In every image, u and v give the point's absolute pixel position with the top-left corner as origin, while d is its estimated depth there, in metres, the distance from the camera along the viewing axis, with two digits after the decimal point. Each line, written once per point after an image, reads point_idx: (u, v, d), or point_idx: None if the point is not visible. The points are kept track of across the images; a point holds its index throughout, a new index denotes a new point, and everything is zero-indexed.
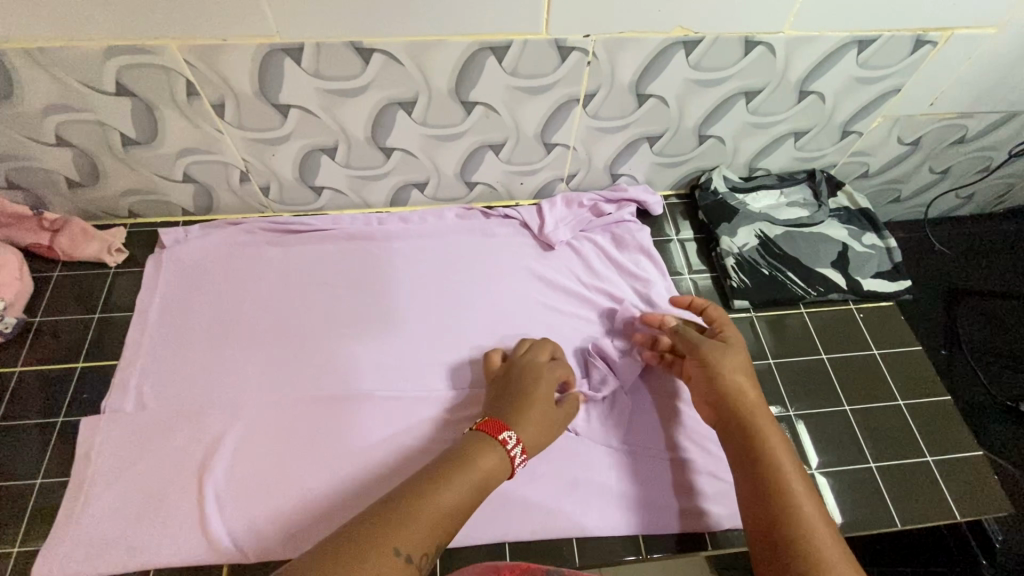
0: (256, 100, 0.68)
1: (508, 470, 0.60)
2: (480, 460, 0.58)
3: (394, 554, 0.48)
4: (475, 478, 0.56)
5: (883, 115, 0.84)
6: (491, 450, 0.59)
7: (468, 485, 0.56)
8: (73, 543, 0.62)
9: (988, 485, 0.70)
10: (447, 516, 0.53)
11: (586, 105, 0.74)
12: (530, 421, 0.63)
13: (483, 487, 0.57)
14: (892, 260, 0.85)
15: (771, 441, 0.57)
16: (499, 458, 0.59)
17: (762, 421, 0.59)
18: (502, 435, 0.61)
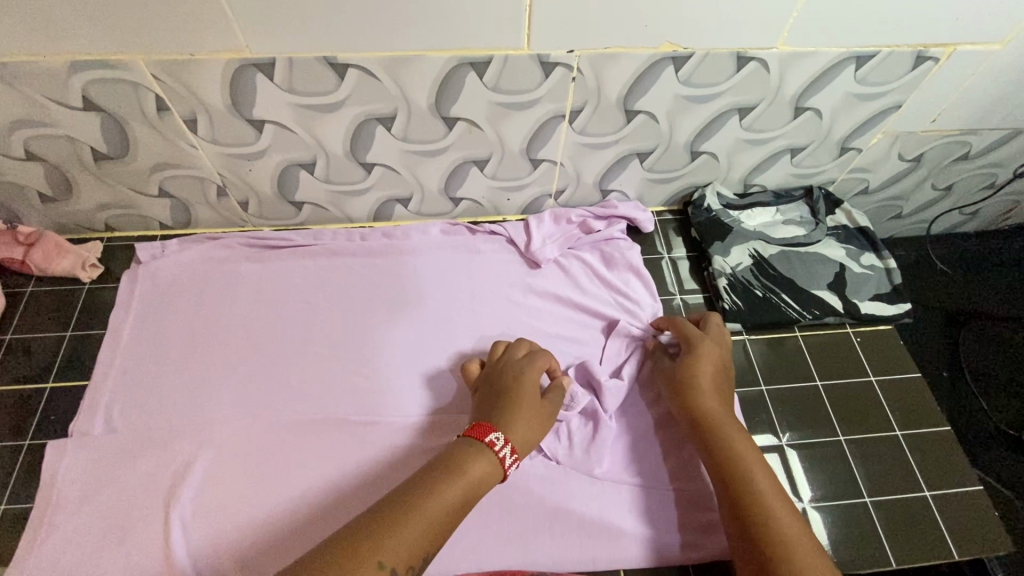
0: (229, 116, 0.66)
1: (499, 475, 0.58)
2: (468, 467, 0.56)
3: (379, 567, 0.46)
4: (464, 486, 0.54)
5: (883, 131, 0.81)
6: (480, 455, 0.57)
7: (456, 494, 0.53)
8: (33, 574, 0.60)
9: (988, 522, 0.67)
10: (434, 527, 0.51)
11: (572, 120, 0.72)
12: (517, 420, 0.61)
13: (472, 496, 0.55)
14: (891, 281, 0.82)
15: (744, 458, 0.59)
16: (489, 462, 0.57)
17: (729, 433, 0.61)
18: (489, 437, 0.59)
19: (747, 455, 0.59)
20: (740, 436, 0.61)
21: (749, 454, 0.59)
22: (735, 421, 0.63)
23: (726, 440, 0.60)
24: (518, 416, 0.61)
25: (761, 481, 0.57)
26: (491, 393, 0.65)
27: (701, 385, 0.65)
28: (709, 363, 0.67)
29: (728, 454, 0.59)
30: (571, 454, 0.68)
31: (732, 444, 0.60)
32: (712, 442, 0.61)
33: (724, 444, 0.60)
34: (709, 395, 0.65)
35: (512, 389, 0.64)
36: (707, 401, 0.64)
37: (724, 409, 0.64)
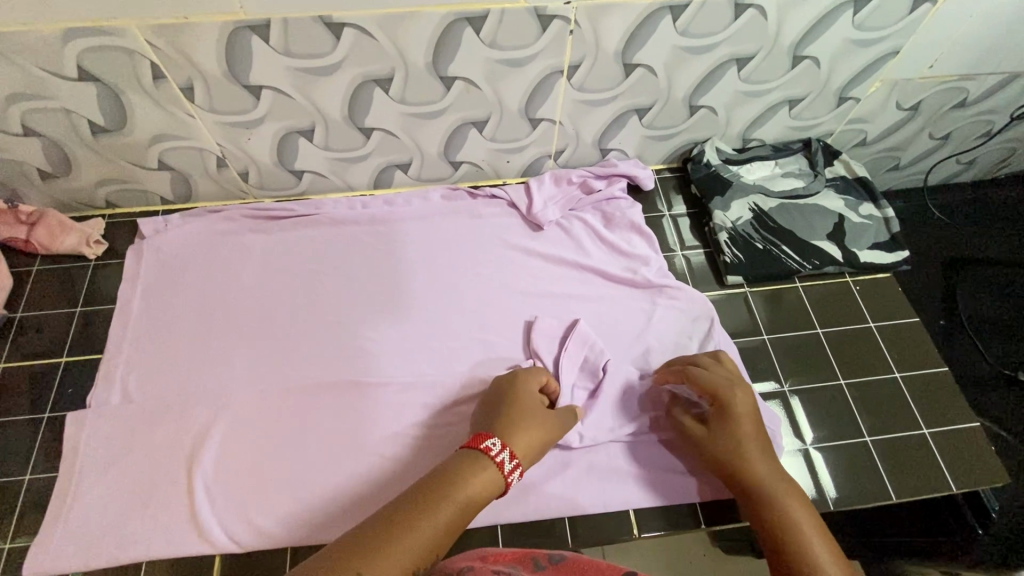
0: (225, 82, 0.65)
1: (500, 487, 0.56)
2: (469, 485, 0.53)
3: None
4: (461, 504, 0.52)
5: (881, 79, 0.81)
6: (483, 471, 0.55)
7: (453, 510, 0.51)
8: (64, 537, 0.62)
9: (984, 455, 0.69)
10: (429, 545, 0.48)
11: (571, 76, 0.71)
12: (522, 432, 0.60)
13: (466, 517, 0.52)
14: (889, 230, 0.83)
15: (799, 522, 0.54)
16: (490, 481, 0.55)
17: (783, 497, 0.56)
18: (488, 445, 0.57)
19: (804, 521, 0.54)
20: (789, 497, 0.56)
21: (807, 518, 0.55)
22: (786, 477, 0.59)
23: (781, 504, 0.56)
24: (525, 425, 0.61)
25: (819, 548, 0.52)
26: (492, 407, 0.64)
27: (743, 445, 0.60)
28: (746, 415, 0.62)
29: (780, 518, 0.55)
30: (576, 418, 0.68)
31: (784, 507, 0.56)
32: (761, 503, 0.57)
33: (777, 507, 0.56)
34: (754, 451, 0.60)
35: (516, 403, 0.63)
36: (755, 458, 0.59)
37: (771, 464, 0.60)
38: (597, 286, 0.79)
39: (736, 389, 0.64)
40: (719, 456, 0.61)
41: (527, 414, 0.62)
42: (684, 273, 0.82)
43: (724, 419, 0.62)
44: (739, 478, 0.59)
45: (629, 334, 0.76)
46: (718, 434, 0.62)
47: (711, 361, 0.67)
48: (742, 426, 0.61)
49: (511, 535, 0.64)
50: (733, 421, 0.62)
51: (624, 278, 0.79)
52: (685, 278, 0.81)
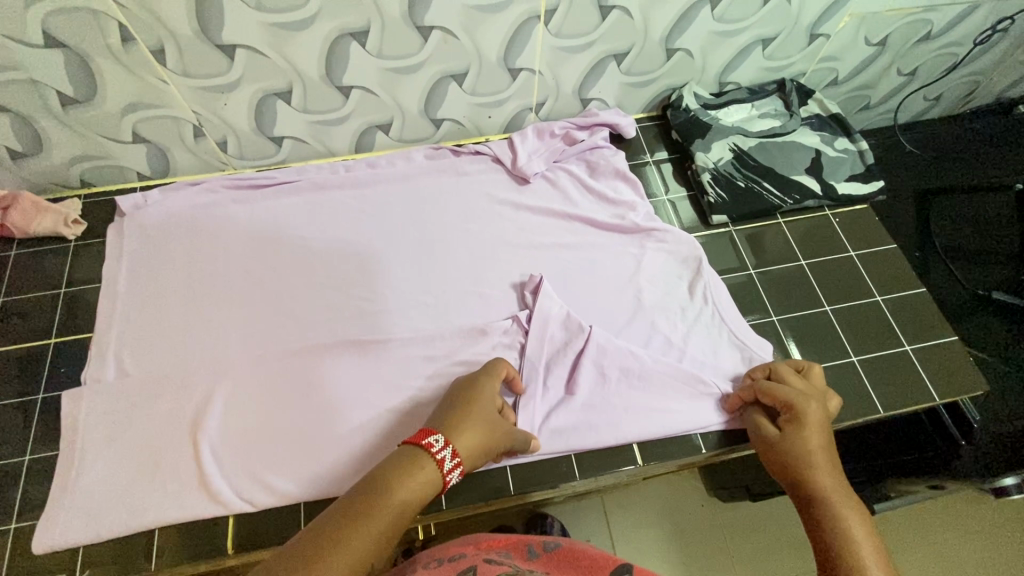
0: (198, 42, 0.64)
1: (438, 487, 0.51)
2: (398, 494, 0.49)
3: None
4: (389, 520, 0.48)
5: (850, 14, 0.83)
6: (420, 471, 0.51)
7: (378, 529, 0.47)
8: (72, 511, 0.61)
9: (964, 367, 0.73)
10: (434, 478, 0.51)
11: (548, 22, 0.72)
12: (468, 431, 0.56)
13: (392, 536, 0.48)
14: (864, 162, 0.85)
15: (860, 546, 0.49)
16: (428, 481, 0.51)
17: (842, 505, 0.53)
18: (428, 440, 0.53)
19: (868, 548, 0.49)
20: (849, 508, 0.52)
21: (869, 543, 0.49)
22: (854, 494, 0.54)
23: (843, 523, 0.51)
24: (473, 422, 0.57)
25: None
26: (445, 399, 0.61)
27: (811, 454, 0.57)
28: (816, 419, 0.59)
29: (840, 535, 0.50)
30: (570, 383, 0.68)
31: (845, 525, 0.51)
32: (821, 518, 0.52)
33: (840, 525, 0.51)
34: (824, 468, 0.56)
35: (470, 401, 0.59)
36: (818, 462, 0.56)
37: (841, 486, 0.55)
38: (586, 233, 0.80)
39: (809, 399, 0.60)
40: (784, 465, 0.58)
41: (479, 414, 0.58)
42: (670, 217, 0.83)
43: (793, 428, 0.59)
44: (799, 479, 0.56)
45: (619, 278, 0.77)
46: (788, 440, 0.59)
47: (787, 370, 0.64)
48: (810, 436, 0.58)
49: (520, 476, 0.65)
50: (802, 430, 0.58)
51: (612, 224, 0.80)
52: (672, 222, 0.83)
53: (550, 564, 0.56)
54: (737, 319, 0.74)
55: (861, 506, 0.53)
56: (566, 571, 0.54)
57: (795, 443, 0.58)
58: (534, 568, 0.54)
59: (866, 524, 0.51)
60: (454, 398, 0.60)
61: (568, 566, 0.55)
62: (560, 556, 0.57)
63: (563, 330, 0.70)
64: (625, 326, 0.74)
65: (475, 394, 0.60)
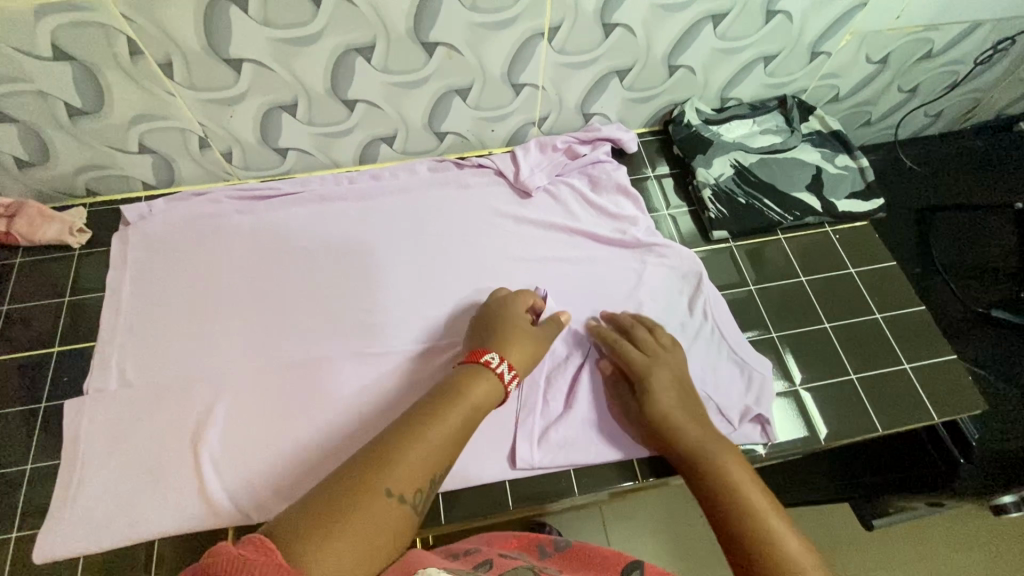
0: (205, 57, 0.65)
1: (500, 394, 0.61)
2: (466, 398, 0.57)
3: (386, 495, 0.48)
4: (460, 420, 0.56)
5: (851, 32, 0.83)
6: (483, 381, 0.60)
7: (454, 421, 0.55)
8: (73, 521, 0.62)
9: (963, 386, 0.73)
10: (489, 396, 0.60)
11: (551, 38, 0.72)
12: (515, 347, 0.65)
13: (469, 426, 0.57)
14: (865, 179, 0.86)
15: (729, 473, 0.58)
16: (490, 388, 0.60)
17: (708, 442, 0.61)
18: (485, 358, 0.62)
19: (737, 475, 0.58)
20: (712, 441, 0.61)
21: (739, 473, 0.58)
22: (710, 429, 0.62)
23: (717, 467, 0.58)
24: (518, 340, 0.65)
25: (755, 499, 0.56)
26: (481, 324, 0.69)
27: (670, 415, 0.63)
28: (668, 373, 0.66)
29: (717, 480, 0.57)
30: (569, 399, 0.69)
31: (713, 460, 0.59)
32: (697, 469, 0.59)
33: (715, 471, 0.58)
34: (682, 417, 0.63)
35: (509, 321, 0.67)
36: (673, 411, 0.63)
37: (699, 428, 0.62)
38: (587, 247, 0.81)
39: (658, 360, 0.66)
40: (653, 432, 0.63)
41: (519, 334, 0.66)
42: (671, 232, 0.84)
43: (645, 394, 0.64)
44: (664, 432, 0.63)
45: (620, 292, 0.78)
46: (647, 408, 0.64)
47: (629, 332, 0.70)
48: (661, 399, 0.64)
49: (519, 491, 0.66)
50: (654, 395, 0.64)
51: (613, 238, 0.81)
52: (673, 237, 0.83)
53: (560, 563, 0.58)
54: (736, 335, 0.74)
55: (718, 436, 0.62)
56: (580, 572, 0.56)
57: (652, 401, 0.64)
58: (547, 566, 0.55)
59: (729, 453, 0.60)
60: (491, 323, 0.68)
61: (577, 565, 0.57)
62: (572, 556, 0.59)
63: (565, 345, 0.73)
64: None
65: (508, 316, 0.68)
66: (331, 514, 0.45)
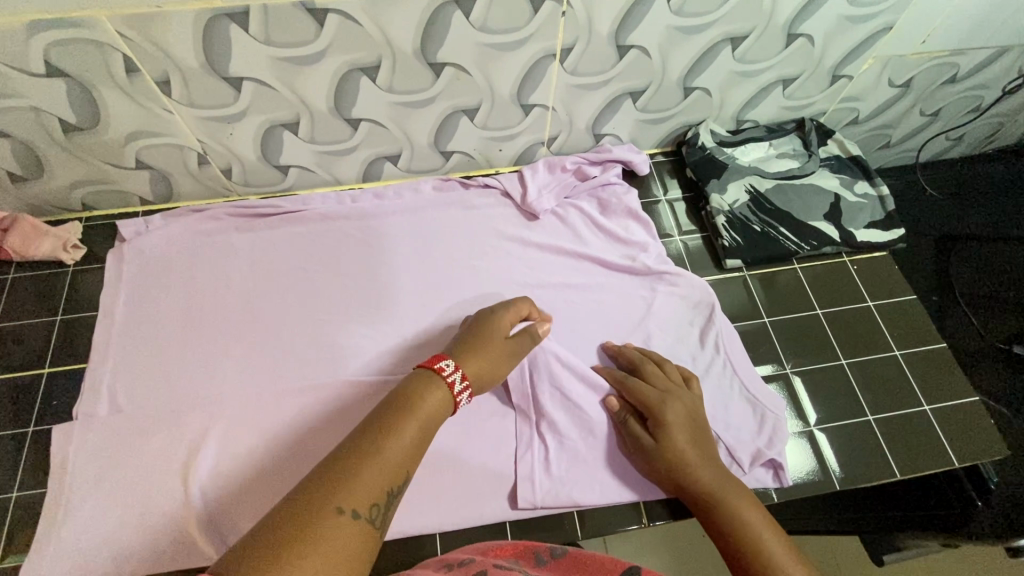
0: (204, 75, 0.63)
1: (451, 406, 0.55)
2: (422, 404, 0.52)
3: (339, 513, 0.41)
4: (418, 427, 0.50)
5: (874, 56, 0.80)
6: (433, 387, 0.54)
7: (413, 430, 0.49)
8: (58, 554, 0.60)
9: (986, 430, 0.70)
10: (441, 402, 0.53)
11: (563, 60, 0.70)
12: (476, 356, 0.60)
13: (427, 436, 0.51)
14: (884, 208, 0.83)
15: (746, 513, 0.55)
16: (442, 397, 0.54)
17: (722, 481, 0.58)
18: (440, 365, 0.56)
19: (752, 516, 0.55)
20: (724, 480, 0.58)
21: (758, 519, 0.55)
22: (721, 467, 0.60)
23: (736, 513, 0.55)
24: (480, 351, 0.61)
25: (771, 538, 0.53)
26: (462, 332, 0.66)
27: (687, 454, 0.59)
28: (679, 407, 0.63)
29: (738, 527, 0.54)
30: (576, 436, 0.66)
31: (727, 500, 0.56)
32: (715, 514, 0.56)
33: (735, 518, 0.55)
34: (694, 454, 0.60)
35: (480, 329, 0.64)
36: (687, 446, 0.60)
37: (713, 466, 0.59)
38: (596, 273, 0.78)
39: (669, 394, 0.64)
40: (664, 469, 0.60)
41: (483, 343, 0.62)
42: (682, 259, 0.81)
43: (659, 429, 0.61)
44: (677, 469, 0.59)
45: (628, 322, 0.75)
46: (663, 446, 0.60)
47: (641, 363, 0.68)
48: (677, 436, 0.61)
49: (520, 531, 0.63)
50: (670, 431, 0.61)
51: (622, 264, 0.78)
52: (684, 264, 0.81)
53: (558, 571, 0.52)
54: (749, 370, 0.72)
55: (730, 475, 0.59)
56: None
57: (666, 435, 0.61)
58: None
59: (741, 492, 0.57)
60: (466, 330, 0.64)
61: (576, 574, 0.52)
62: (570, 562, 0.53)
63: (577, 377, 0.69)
64: None
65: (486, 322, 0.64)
66: (275, 544, 0.38)
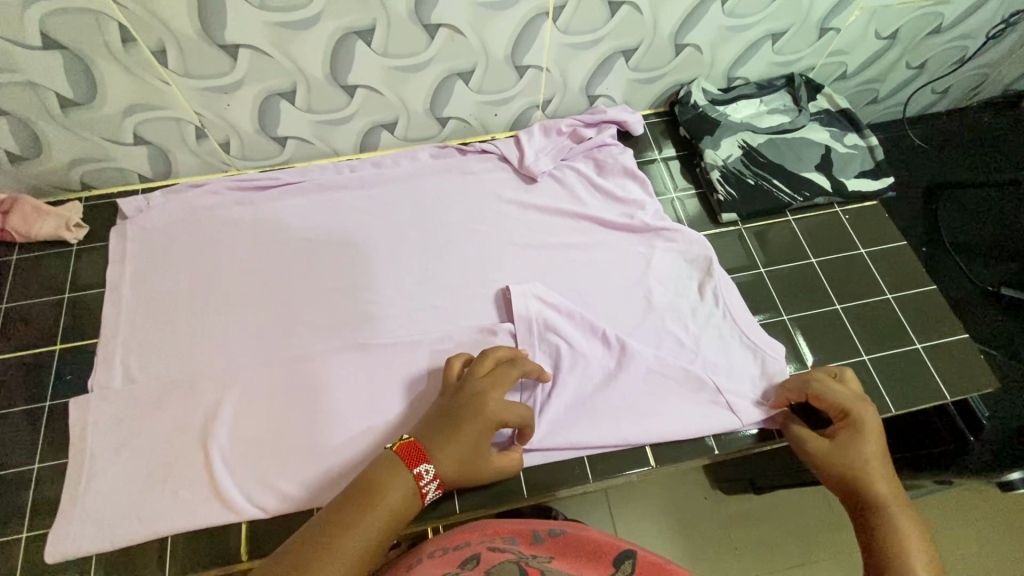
0: (200, 43, 0.63)
1: (418, 506, 0.54)
2: (387, 498, 0.52)
3: None
4: (383, 520, 0.51)
5: (861, 7, 0.81)
6: (400, 486, 0.53)
7: (377, 526, 0.51)
8: (84, 519, 0.61)
9: (975, 365, 0.72)
10: (408, 497, 0.53)
11: (556, 18, 0.70)
12: (453, 453, 0.56)
13: (391, 533, 0.52)
14: (874, 158, 0.85)
15: (911, 541, 0.52)
16: (408, 491, 0.53)
17: (893, 503, 0.55)
18: (418, 468, 0.55)
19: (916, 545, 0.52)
20: (899, 502, 0.55)
21: (918, 550, 0.52)
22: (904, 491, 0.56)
23: (895, 528, 0.53)
24: (458, 445, 0.57)
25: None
26: (450, 402, 0.60)
27: (867, 465, 0.57)
28: (871, 421, 0.60)
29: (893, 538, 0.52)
30: (581, 387, 0.68)
31: (895, 520, 0.54)
32: (872, 529, 0.54)
33: (893, 531, 0.53)
34: (878, 469, 0.57)
35: (468, 410, 0.58)
36: (870, 460, 0.57)
37: (893, 486, 0.56)
38: (595, 231, 0.80)
39: (864, 404, 0.61)
40: (835, 474, 0.58)
41: (461, 428, 0.57)
42: (679, 216, 0.83)
43: (843, 436, 0.59)
44: (852, 480, 0.57)
45: (629, 279, 0.77)
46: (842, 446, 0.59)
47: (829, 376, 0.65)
48: (863, 445, 0.58)
49: (532, 479, 0.65)
50: (856, 439, 0.59)
51: (620, 222, 0.79)
52: (680, 221, 0.82)
53: (553, 550, 0.53)
54: (747, 319, 0.74)
55: (910, 504, 0.56)
56: (572, 561, 0.52)
57: (849, 443, 0.59)
58: (537, 555, 0.52)
59: (914, 521, 0.54)
60: (452, 414, 0.58)
61: (571, 553, 0.53)
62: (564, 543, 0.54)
63: (580, 329, 0.71)
64: (633, 325, 0.74)
65: (478, 409, 0.58)
66: None
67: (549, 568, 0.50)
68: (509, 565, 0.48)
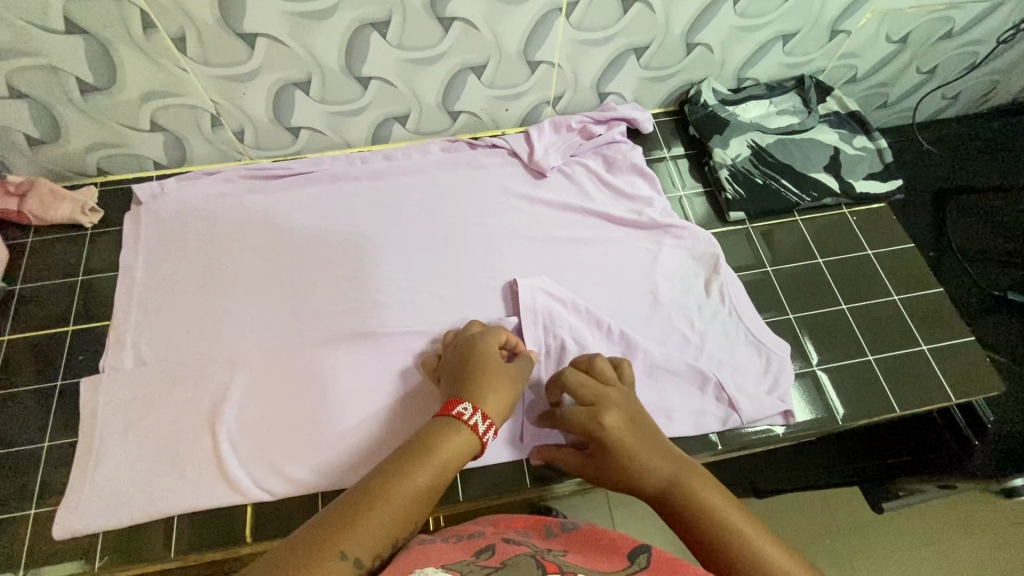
0: (220, 31, 0.64)
1: (476, 445, 0.54)
2: (447, 447, 0.51)
3: (341, 558, 0.42)
4: (438, 472, 0.50)
5: (872, 10, 0.82)
6: (453, 431, 0.53)
7: (432, 477, 0.49)
8: (92, 496, 0.62)
9: (981, 367, 0.72)
10: (464, 451, 0.52)
11: (569, 14, 0.71)
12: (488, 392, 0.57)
13: (443, 483, 0.51)
14: (883, 160, 0.85)
15: (710, 509, 0.51)
16: (464, 436, 0.53)
17: (686, 483, 0.53)
18: (457, 409, 0.55)
19: (713, 510, 0.51)
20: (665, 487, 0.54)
21: (724, 508, 0.51)
22: (684, 463, 0.55)
23: (694, 504, 0.52)
24: (489, 387, 0.57)
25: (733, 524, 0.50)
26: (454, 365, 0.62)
27: (632, 462, 0.56)
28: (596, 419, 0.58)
29: (694, 521, 0.51)
30: None
31: (683, 501, 0.52)
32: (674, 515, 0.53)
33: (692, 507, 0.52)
34: (645, 458, 0.56)
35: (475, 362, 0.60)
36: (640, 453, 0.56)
37: (670, 467, 0.55)
38: (603, 226, 0.80)
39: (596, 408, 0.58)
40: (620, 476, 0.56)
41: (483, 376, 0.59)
42: (687, 214, 0.83)
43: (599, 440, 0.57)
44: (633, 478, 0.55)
45: (636, 275, 0.77)
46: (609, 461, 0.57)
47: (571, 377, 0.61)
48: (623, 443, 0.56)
49: (535, 469, 0.66)
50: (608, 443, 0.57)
51: (628, 217, 0.80)
52: (688, 219, 0.83)
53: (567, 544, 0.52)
54: (754, 317, 0.74)
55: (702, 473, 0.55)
56: (586, 552, 0.50)
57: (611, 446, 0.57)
58: (551, 548, 0.50)
59: (710, 488, 0.53)
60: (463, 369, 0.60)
61: (584, 547, 0.51)
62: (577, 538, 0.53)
63: (587, 322, 0.71)
64: (639, 320, 0.74)
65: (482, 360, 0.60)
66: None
67: (565, 561, 0.47)
68: (524, 559, 0.46)
